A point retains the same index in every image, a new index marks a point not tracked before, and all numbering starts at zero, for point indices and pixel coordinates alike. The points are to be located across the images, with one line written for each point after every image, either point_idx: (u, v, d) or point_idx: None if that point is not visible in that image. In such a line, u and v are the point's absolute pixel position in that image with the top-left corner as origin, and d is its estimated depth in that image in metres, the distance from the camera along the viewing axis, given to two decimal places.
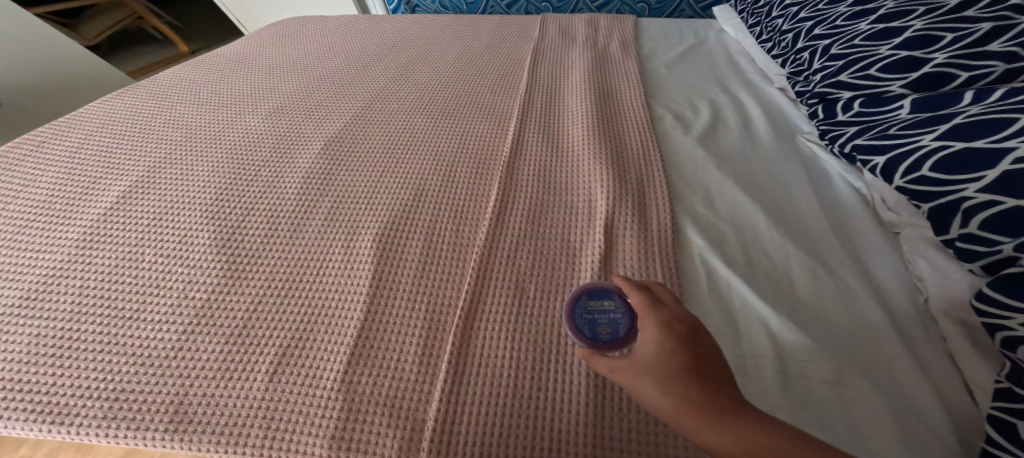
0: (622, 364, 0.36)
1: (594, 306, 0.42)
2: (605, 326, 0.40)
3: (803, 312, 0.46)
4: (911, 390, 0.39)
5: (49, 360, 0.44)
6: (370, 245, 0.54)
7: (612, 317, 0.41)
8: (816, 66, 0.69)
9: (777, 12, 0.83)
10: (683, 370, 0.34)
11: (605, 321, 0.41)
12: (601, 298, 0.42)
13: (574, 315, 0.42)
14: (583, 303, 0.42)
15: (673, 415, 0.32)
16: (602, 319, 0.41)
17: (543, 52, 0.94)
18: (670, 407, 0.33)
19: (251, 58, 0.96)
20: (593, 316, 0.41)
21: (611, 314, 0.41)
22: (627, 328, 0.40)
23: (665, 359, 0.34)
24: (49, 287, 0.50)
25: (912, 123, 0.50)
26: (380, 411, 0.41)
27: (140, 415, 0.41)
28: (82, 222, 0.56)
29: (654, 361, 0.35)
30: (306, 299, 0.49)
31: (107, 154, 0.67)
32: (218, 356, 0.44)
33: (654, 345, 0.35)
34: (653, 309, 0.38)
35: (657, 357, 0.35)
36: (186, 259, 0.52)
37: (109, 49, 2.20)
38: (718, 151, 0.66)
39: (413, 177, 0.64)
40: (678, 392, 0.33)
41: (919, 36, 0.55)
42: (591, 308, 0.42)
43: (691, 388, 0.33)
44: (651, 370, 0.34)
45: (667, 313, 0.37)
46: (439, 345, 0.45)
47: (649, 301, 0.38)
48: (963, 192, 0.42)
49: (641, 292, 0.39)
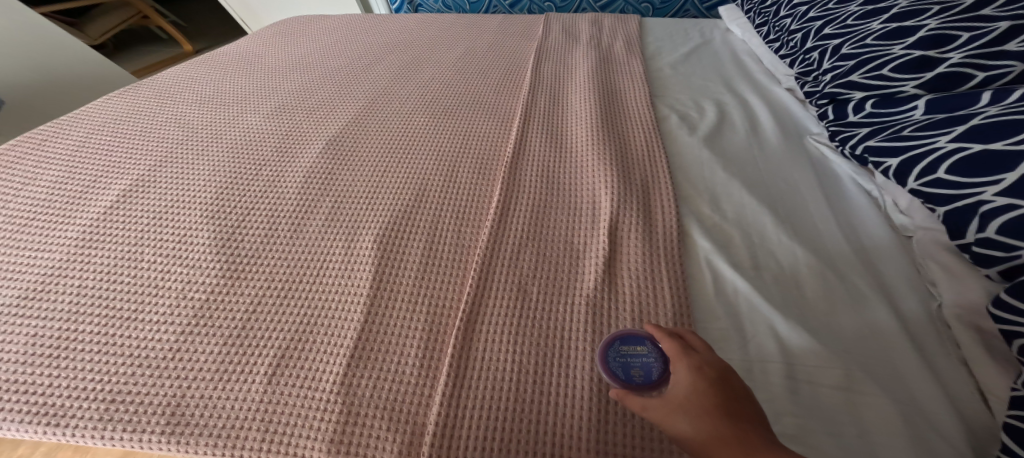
0: (655, 402, 0.35)
1: (628, 350, 0.41)
2: (638, 369, 0.39)
3: (813, 317, 0.45)
4: (925, 398, 0.38)
5: (47, 360, 0.44)
6: (371, 245, 0.53)
7: (646, 362, 0.40)
8: (826, 66, 0.68)
9: (785, 12, 0.82)
10: (716, 410, 0.33)
11: (638, 365, 0.39)
12: (634, 343, 0.41)
13: (607, 357, 0.40)
14: (617, 347, 0.41)
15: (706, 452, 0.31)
16: (636, 363, 0.40)
17: (547, 52, 0.93)
18: (703, 443, 0.32)
19: (253, 56, 0.96)
20: (628, 360, 0.40)
21: (644, 358, 0.40)
22: (661, 373, 0.39)
23: (697, 398, 0.34)
24: (48, 286, 0.49)
25: (927, 125, 0.49)
26: (379, 415, 0.40)
27: (137, 417, 0.40)
28: (82, 221, 0.56)
29: (685, 398, 0.34)
30: (306, 300, 0.48)
31: (107, 153, 0.67)
32: (216, 357, 0.44)
33: (686, 383, 0.35)
34: (686, 352, 0.37)
35: (688, 395, 0.34)
36: (186, 258, 0.52)
37: (114, 49, 2.22)
38: (725, 152, 0.64)
39: (415, 177, 0.63)
40: (709, 427, 0.32)
41: (934, 35, 0.54)
42: (624, 352, 0.41)
43: (723, 424, 0.32)
44: (683, 408, 0.34)
45: (701, 356, 0.37)
46: (440, 348, 0.45)
47: (682, 344, 0.38)
48: (981, 196, 0.41)
49: (674, 338, 0.39)
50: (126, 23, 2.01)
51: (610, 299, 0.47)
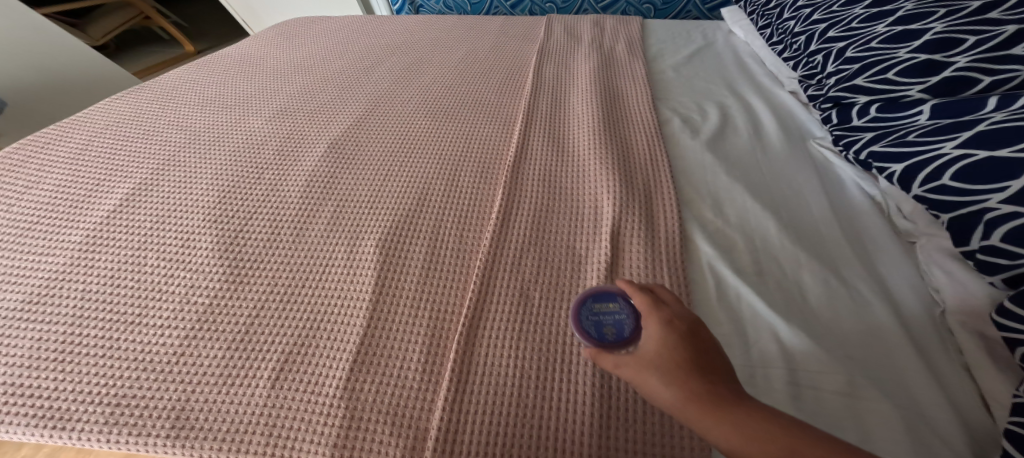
0: (627, 360, 0.36)
1: (600, 308, 0.42)
2: (610, 326, 0.40)
3: (816, 322, 0.45)
4: (928, 404, 0.38)
5: (52, 364, 0.44)
6: (374, 249, 0.54)
7: (617, 319, 0.41)
8: (830, 69, 0.68)
9: (788, 14, 0.81)
10: (685, 365, 0.34)
11: (611, 323, 0.40)
12: (606, 302, 0.42)
13: (580, 316, 0.41)
14: (589, 306, 0.42)
15: (676, 408, 0.32)
16: (608, 320, 0.41)
17: (549, 54, 0.93)
18: (673, 401, 0.33)
19: (254, 58, 0.95)
20: (600, 318, 0.41)
21: (616, 316, 0.41)
22: (632, 328, 0.39)
23: (666, 353, 0.35)
24: (52, 291, 0.49)
25: (932, 130, 0.49)
26: (382, 419, 0.40)
27: (141, 421, 0.40)
28: (85, 225, 0.56)
29: (655, 355, 0.35)
30: (309, 304, 0.49)
31: (110, 156, 0.67)
32: (219, 362, 0.44)
33: (655, 339, 0.36)
34: (655, 307, 0.38)
35: (658, 351, 0.35)
36: (189, 263, 0.52)
37: (115, 49, 2.22)
38: (727, 155, 0.64)
39: (417, 181, 0.63)
40: (679, 384, 0.33)
41: (940, 39, 0.54)
42: (597, 310, 0.42)
43: (693, 380, 0.33)
44: (653, 364, 0.35)
45: (668, 311, 0.38)
46: (442, 352, 0.45)
47: (651, 299, 0.39)
48: (986, 203, 0.41)
49: (643, 292, 0.40)
50: (127, 24, 2.01)
51: None
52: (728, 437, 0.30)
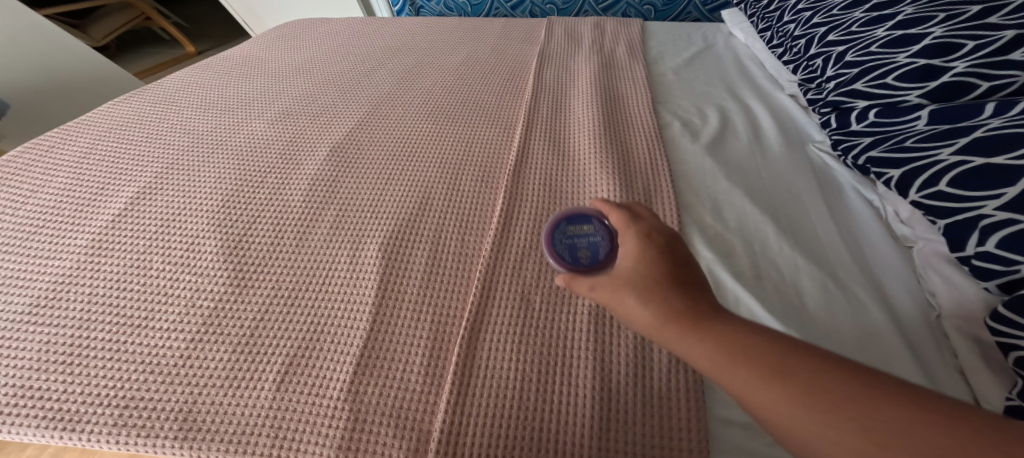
0: (604, 282, 0.41)
1: (576, 236, 0.47)
2: (583, 251, 0.45)
3: (813, 326, 0.45)
4: None
5: (59, 367, 0.44)
6: (377, 253, 0.54)
7: (589, 244, 0.46)
8: (829, 73, 0.68)
9: (788, 17, 0.82)
10: (657, 282, 0.38)
11: (583, 248, 0.46)
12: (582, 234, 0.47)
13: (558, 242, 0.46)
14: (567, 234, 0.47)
15: (650, 323, 0.37)
16: (581, 246, 0.46)
17: (549, 57, 0.93)
18: (647, 317, 0.37)
19: (255, 61, 0.96)
20: (574, 243, 0.46)
21: (588, 242, 0.46)
22: (600, 255, 0.45)
23: (641, 273, 0.40)
24: (58, 294, 0.50)
25: (929, 135, 0.49)
26: (386, 422, 0.41)
27: (150, 423, 0.41)
28: (91, 229, 0.57)
29: (632, 276, 0.40)
30: (313, 307, 0.49)
31: (114, 159, 0.68)
32: (225, 364, 0.44)
33: (632, 260, 0.41)
34: (633, 231, 0.43)
35: (633, 270, 0.40)
36: (194, 266, 0.53)
37: (116, 50, 2.22)
38: (727, 159, 0.65)
39: (419, 184, 0.64)
40: (652, 302, 0.37)
41: (939, 44, 0.54)
42: (572, 235, 0.47)
43: (664, 297, 0.37)
44: (629, 283, 0.40)
45: (646, 234, 0.42)
46: (445, 356, 0.45)
47: (628, 222, 0.44)
48: (982, 210, 0.41)
49: (622, 219, 0.45)
50: (128, 24, 2.01)
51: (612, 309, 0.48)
52: (696, 345, 0.33)
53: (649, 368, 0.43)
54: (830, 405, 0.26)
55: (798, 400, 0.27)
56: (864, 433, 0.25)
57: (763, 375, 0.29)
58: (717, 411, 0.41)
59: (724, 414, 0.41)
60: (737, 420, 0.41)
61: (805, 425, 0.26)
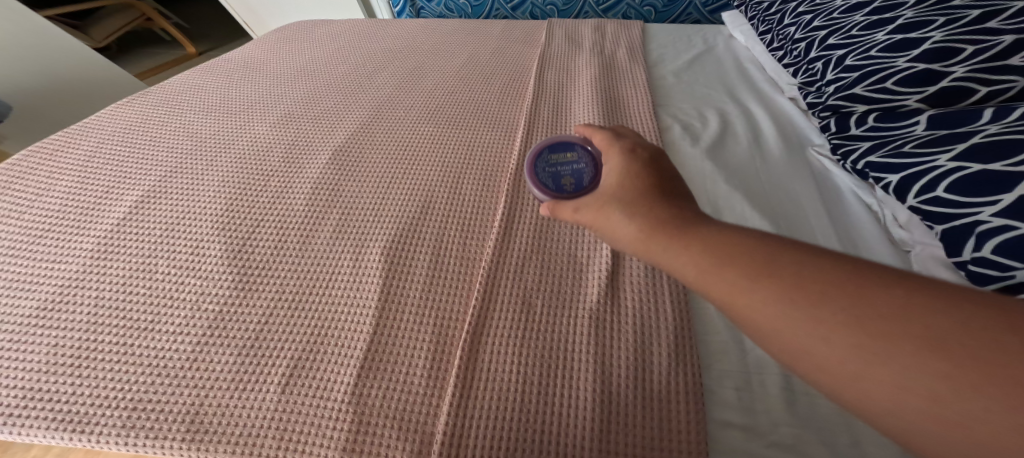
0: (589, 202, 0.44)
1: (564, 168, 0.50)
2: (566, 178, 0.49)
3: None
4: None
5: (67, 369, 0.45)
6: (380, 257, 0.55)
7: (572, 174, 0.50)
8: (829, 77, 0.68)
9: (788, 20, 0.82)
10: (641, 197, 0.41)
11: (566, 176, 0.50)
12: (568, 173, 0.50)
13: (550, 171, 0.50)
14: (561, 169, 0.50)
15: (635, 236, 0.39)
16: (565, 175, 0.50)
17: (550, 59, 0.93)
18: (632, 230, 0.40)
19: (257, 63, 0.96)
20: (560, 173, 0.50)
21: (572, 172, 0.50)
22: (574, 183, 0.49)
23: (628, 191, 0.42)
24: (65, 298, 0.50)
25: (928, 141, 0.50)
26: (390, 424, 0.41)
27: (157, 425, 0.41)
28: (96, 232, 0.57)
29: (619, 194, 0.43)
30: (317, 311, 0.50)
31: (118, 163, 0.68)
32: (231, 368, 0.45)
33: (617, 177, 0.44)
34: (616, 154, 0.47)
35: (618, 185, 0.43)
36: (199, 270, 0.53)
37: (117, 50, 2.23)
38: (726, 163, 0.65)
39: (421, 188, 0.64)
40: (637, 217, 0.40)
41: (938, 48, 0.55)
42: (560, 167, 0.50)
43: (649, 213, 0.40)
44: (613, 199, 0.42)
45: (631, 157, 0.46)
46: (447, 359, 0.46)
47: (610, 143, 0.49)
48: (978, 216, 0.42)
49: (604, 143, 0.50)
50: (129, 25, 2.02)
51: (613, 313, 0.48)
52: (680, 254, 0.35)
53: (649, 371, 0.44)
54: (795, 293, 0.28)
55: (784, 298, 0.28)
56: (849, 321, 0.26)
57: (750, 280, 0.30)
58: (716, 413, 0.42)
59: (723, 417, 0.41)
60: (736, 423, 0.41)
61: (770, 313, 0.29)
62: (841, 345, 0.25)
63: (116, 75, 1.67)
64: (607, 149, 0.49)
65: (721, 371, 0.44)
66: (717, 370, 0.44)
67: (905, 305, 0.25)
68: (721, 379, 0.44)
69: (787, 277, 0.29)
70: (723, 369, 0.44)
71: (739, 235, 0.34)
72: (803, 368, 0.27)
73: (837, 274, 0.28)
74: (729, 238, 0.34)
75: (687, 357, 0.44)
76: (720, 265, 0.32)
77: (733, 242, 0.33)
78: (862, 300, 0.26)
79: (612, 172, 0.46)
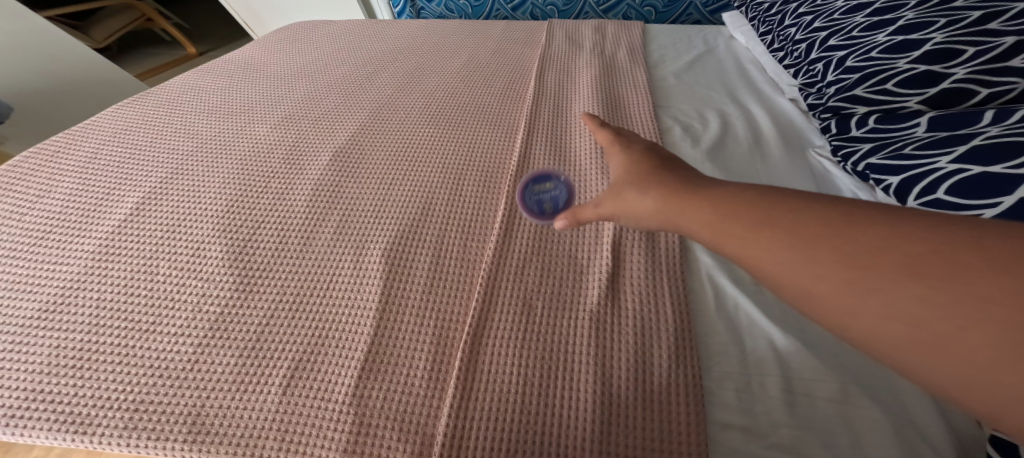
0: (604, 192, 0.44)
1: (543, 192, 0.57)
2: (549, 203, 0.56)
3: (811, 332, 0.46)
4: (917, 412, 0.40)
5: (70, 371, 0.45)
6: (380, 259, 0.55)
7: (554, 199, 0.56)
8: (830, 78, 0.68)
9: (789, 21, 0.82)
10: (651, 170, 0.42)
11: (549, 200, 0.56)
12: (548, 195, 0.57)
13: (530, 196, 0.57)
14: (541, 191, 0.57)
15: (650, 207, 0.40)
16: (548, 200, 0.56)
17: (550, 60, 0.93)
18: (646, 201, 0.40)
19: (257, 64, 0.96)
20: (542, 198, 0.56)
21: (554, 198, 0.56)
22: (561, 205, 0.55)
23: (636, 170, 0.44)
24: (66, 300, 0.50)
25: (929, 143, 0.50)
26: (391, 426, 0.42)
27: (159, 426, 0.41)
28: (98, 234, 0.57)
29: (630, 173, 0.44)
30: (318, 313, 0.50)
31: (119, 165, 0.68)
32: (232, 369, 0.45)
33: (625, 161, 0.46)
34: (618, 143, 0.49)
35: (628, 169, 0.45)
36: (199, 271, 0.53)
37: (118, 50, 2.23)
38: (727, 164, 0.65)
39: (422, 189, 0.64)
40: (650, 189, 0.40)
41: (939, 50, 0.55)
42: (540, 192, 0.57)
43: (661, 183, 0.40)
44: (627, 181, 0.43)
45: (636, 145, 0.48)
46: (448, 361, 0.46)
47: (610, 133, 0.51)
48: (979, 218, 0.42)
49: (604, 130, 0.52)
50: (130, 25, 2.02)
51: (613, 315, 0.48)
52: (695, 214, 0.35)
53: (649, 373, 0.44)
54: (803, 239, 0.28)
55: (790, 244, 0.29)
56: (855, 261, 0.26)
57: (761, 229, 0.31)
58: (717, 415, 0.41)
59: (724, 418, 0.41)
60: (737, 424, 0.41)
61: (777, 261, 0.29)
62: (843, 285, 0.26)
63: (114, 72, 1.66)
64: (616, 143, 0.49)
65: (721, 372, 0.44)
66: (717, 372, 0.44)
67: (894, 239, 0.26)
68: (721, 381, 0.44)
69: (794, 225, 0.29)
70: (723, 371, 0.44)
71: (748, 192, 0.34)
72: (810, 311, 0.28)
73: (830, 214, 0.29)
74: (738, 195, 0.34)
75: (687, 359, 0.44)
76: (732, 219, 0.32)
77: (742, 198, 0.33)
78: (854, 237, 0.27)
79: (620, 163, 0.47)
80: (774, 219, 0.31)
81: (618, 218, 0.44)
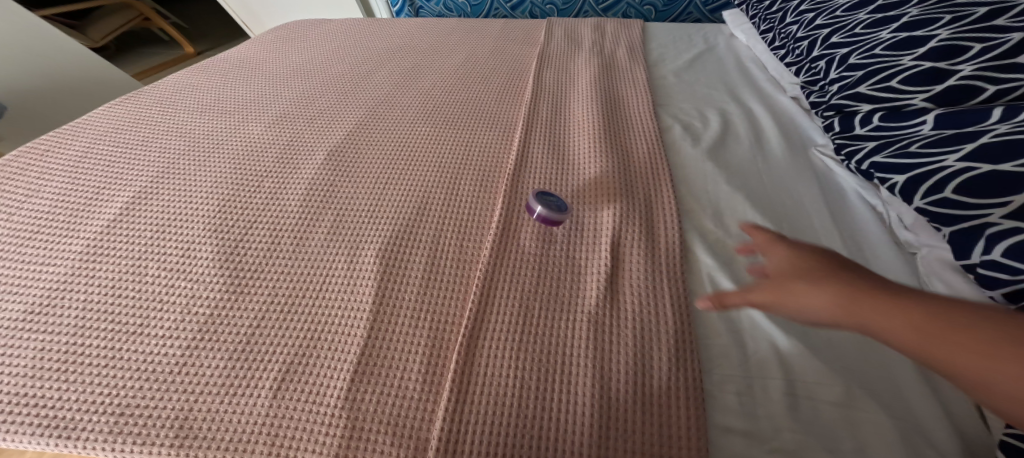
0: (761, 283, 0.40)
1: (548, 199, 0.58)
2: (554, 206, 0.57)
3: (814, 334, 0.45)
4: (924, 416, 0.39)
5: (55, 374, 0.44)
6: (375, 259, 0.54)
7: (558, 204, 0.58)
8: (833, 75, 0.67)
9: (790, 18, 0.81)
10: (819, 263, 0.38)
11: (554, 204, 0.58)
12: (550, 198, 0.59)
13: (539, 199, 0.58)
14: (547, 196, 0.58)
15: (827, 305, 0.35)
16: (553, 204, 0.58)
17: (549, 58, 0.93)
18: (822, 299, 0.35)
19: (253, 62, 0.95)
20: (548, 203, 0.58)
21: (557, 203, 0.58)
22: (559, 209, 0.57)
23: (799, 258, 0.40)
24: (53, 301, 0.49)
25: (936, 141, 0.49)
26: (383, 430, 0.40)
27: (145, 431, 0.40)
28: (86, 234, 0.56)
29: (791, 261, 0.40)
30: (310, 315, 0.49)
31: (110, 163, 0.67)
32: (221, 372, 0.44)
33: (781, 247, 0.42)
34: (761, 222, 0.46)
35: (791, 258, 0.40)
36: (189, 272, 0.52)
37: (115, 50, 2.22)
38: (728, 163, 0.64)
39: (418, 188, 0.63)
40: (827, 285, 0.36)
41: (945, 46, 0.54)
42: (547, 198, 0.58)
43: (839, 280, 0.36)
44: (796, 273, 0.38)
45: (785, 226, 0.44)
46: (443, 363, 0.45)
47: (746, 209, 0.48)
48: (988, 218, 0.41)
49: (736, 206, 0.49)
50: (127, 25, 2.01)
51: (612, 317, 0.47)
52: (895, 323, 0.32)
53: (648, 377, 0.42)
54: None
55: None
56: None
57: (998, 349, 0.27)
58: (717, 419, 0.40)
59: (725, 422, 0.40)
60: (738, 429, 0.40)
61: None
62: None
63: (110, 71, 1.65)
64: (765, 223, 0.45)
65: (721, 375, 0.43)
66: (718, 375, 0.43)
67: None
68: (722, 384, 0.42)
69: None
70: (724, 374, 0.43)
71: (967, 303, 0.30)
72: None
73: (889, 286, 0.34)
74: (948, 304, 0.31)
75: (688, 362, 0.43)
76: (952, 334, 0.29)
77: (956, 309, 0.30)
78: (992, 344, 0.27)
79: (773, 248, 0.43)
80: (908, 308, 0.31)
81: (773, 309, 0.39)
